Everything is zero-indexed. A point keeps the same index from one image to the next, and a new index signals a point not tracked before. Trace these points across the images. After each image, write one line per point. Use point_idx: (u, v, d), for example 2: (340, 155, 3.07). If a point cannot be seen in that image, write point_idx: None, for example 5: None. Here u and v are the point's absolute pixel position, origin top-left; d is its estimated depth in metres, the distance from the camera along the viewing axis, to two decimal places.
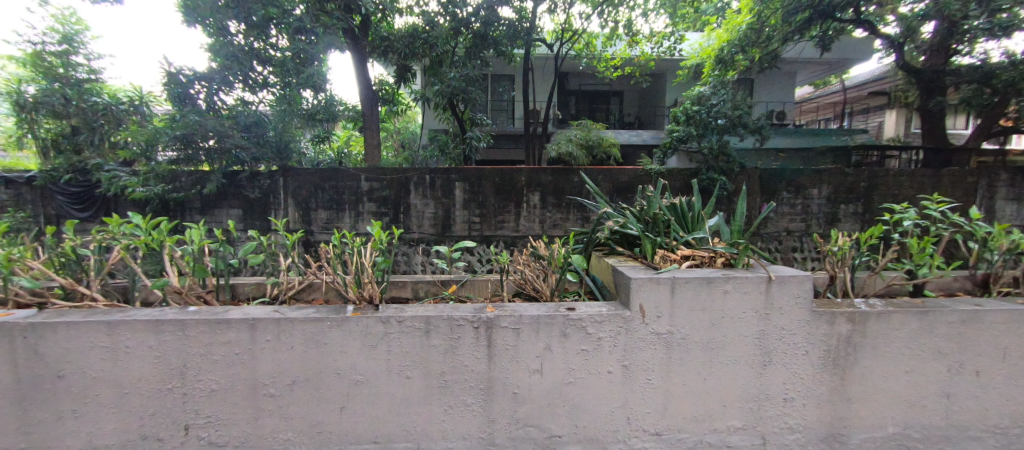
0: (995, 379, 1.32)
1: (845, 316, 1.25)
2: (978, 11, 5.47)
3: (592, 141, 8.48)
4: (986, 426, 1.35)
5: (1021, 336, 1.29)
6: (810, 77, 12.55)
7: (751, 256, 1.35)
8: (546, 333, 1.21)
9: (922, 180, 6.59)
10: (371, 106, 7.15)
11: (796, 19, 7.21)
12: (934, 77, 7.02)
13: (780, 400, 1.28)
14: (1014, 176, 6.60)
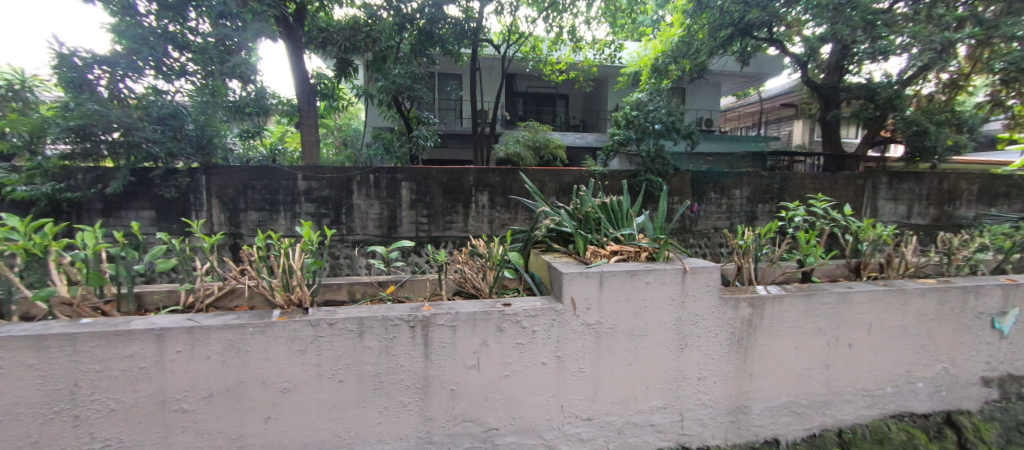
0: (862, 349, 1.56)
1: (746, 300, 1.41)
2: (863, 37, 6.35)
3: (539, 142, 8.70)
4: (856, 390, 1.59)
5: (881, 312, 1.54)
6: (733, 89, 13.80)
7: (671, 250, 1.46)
8: (482, 329, 1.23)
9: (823, 183, 7.55)
10: (308, 102, 6.70)
11: (720, 35, 7.91)
12: (831, 92, 8.05)
13: (695, 379, 1.42)
14: (891, 179, 7.74)
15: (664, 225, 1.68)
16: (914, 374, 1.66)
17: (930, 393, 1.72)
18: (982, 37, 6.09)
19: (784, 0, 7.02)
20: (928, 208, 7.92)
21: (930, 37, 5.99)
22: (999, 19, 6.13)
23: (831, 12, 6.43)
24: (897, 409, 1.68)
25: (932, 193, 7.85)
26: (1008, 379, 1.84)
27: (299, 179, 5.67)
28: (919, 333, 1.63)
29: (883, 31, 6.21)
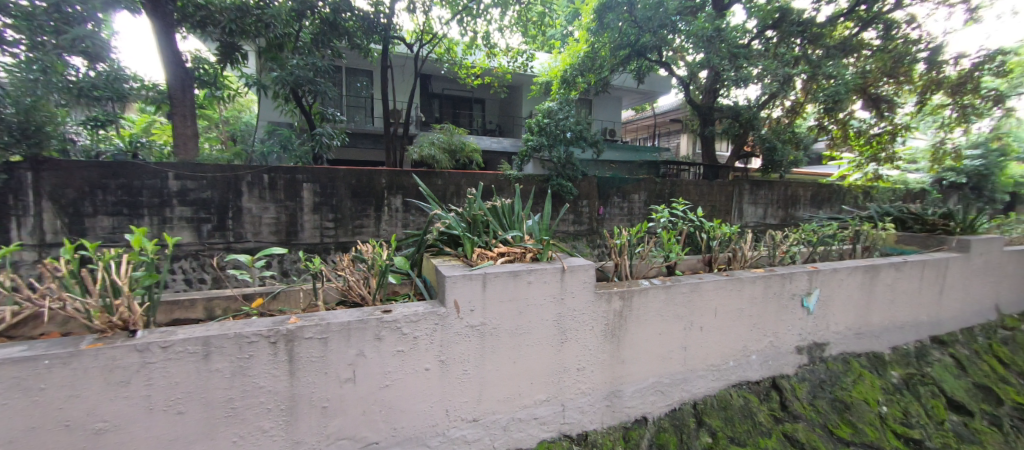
0: (710, 330, 1.83)
1: (618, 294, 1.56)
2: (730, 66, 7.47)
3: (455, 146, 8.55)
4: (707, 366, 1.86)
5: (722, 298, 1.84)
6: (632, 104, 15.17)
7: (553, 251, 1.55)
8: (358, 339, 1.19)
9: (703, 189, 8.82)
10: (181, 87, 5.67)
11: (620, 54, 8.67)
12: (707, 111, 9.39)
13: (574, 370, 1.53)
14: (753, 187, 9.26)
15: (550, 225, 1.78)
16: (750, 348, 2.01)
17: (761, 363, 2.09)
18: (811, 73, 7.58)
19: (670, 28, 7.96)
20: (775, 211, 9.67)
21: (776, 70, 7.30)
22: (821, 61, 7.75)
23: (706, 43, 7.49)
24: (737, 379, 2.01)
25: (779, 199, 9.57)
26: (814, 346, 2.33)
27: (170, 177, 4.88)
28: (751, 314, 1.96)
29: (745, 62, 7.38)
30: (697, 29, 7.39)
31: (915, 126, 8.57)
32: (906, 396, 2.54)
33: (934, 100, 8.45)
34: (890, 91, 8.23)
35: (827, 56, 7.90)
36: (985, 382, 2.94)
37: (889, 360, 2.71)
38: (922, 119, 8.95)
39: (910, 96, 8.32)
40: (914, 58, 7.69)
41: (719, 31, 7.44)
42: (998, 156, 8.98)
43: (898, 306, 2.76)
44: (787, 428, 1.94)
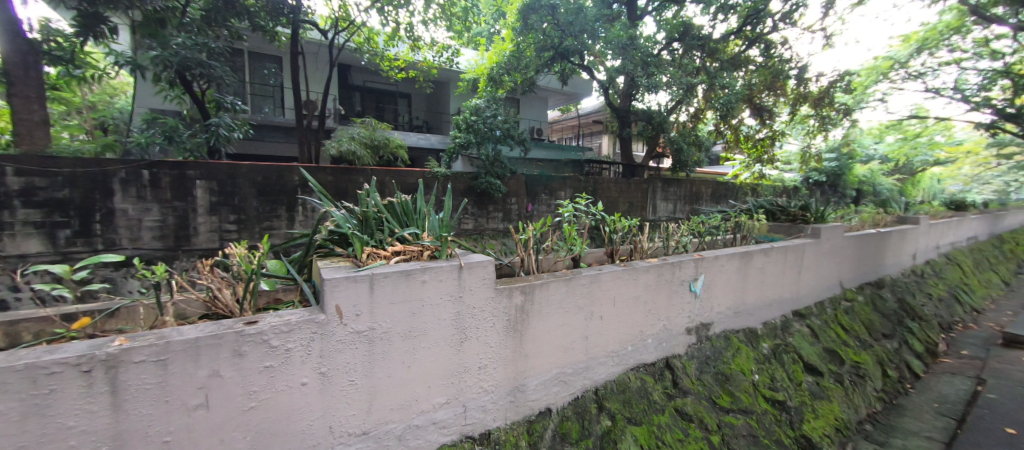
0: (606, 319, 2.04)
1: (518, 289, 1.68)
2: (643, 73, 8.06)
3: (377, 142, 8.00)
4: (607, 353, 2.06)
5: (616, 288, 2.06)
6: (558, 104, 15.76)
7: (451, 247, 1.66)
8: (211, 358, 1.14)
9: (622, 186, 9.56)
10: (23, 63, 4.60)
11: (544, 55, 8.90)
12: (625, 114, 10.12)
13: (476, 369, 1.63)
14: (664, 185, 10.23)
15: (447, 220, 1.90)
16: (646, 333, 2.26)
17: (656, 345, 2.35)
18: (708, 83, 8.49)
19: (590, 34, 8.33)
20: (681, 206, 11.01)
21: (680, 79, 8.09)
22: (717, 73, 8.70)
23: (622, 50, 8.00)
24: (634, 363, 2.23)
25: (685, 195, 10.77)
26: (701, 327, 2.65)
27: (9, 173, 4.06)
28: (646, 300, 2.24)
29: (655, 70, 8.01)
30: (614, 36, 7.86)
31: (789, 133, 10.01)
32: (774, 364, 2.96)
33: (801, 111, 9.92)
34: (772, 102, 9.41)
35: (721, 69, 8.90)
36: (833, 346, 3.55)
37: (762, 334, 3.12)
38: (794, 126, 10.31)
39: (785, 107, 9.67)
40: (788, 74, 8.99)
41: (633, 40, 8.01)
42: (845, 159, 10.95)
43: (767, 286, 3.19)
44: (678, 403, 2.23)
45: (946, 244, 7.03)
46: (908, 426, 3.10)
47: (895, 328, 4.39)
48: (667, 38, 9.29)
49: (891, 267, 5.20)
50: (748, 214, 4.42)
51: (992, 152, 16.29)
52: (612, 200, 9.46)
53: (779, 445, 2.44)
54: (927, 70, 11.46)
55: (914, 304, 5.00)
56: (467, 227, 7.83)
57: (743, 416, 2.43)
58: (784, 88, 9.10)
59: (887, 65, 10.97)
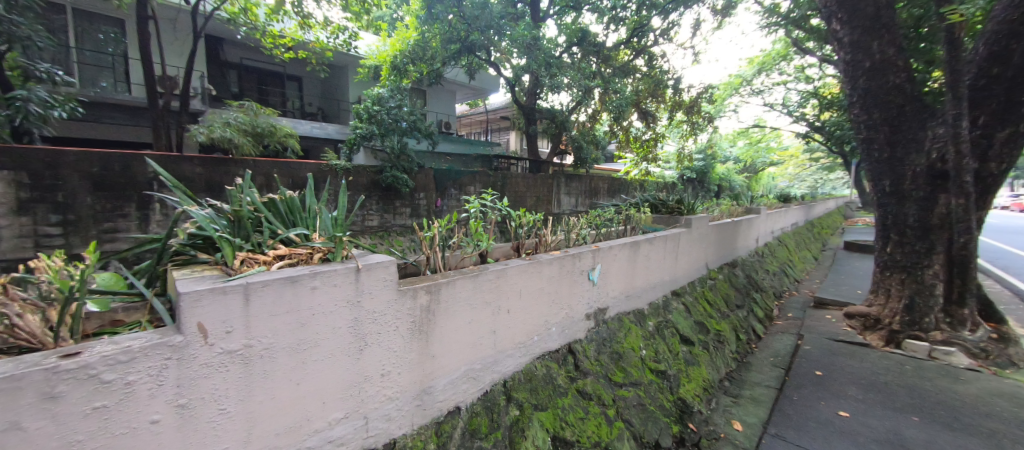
0: (512, 313, 2.08)
1: (423, 289, 1.62)
2: (546, 74, 8.41)
3: (262, 129, 6.98)
4: (514, 345, 2.11)
5: (521, 282, 2.12)
6: (465, 98, 15.84)
7: (347, 248, 1.54)
8: (7, 406, 0.89)
9: (528, 181, 9.97)
10: None
11: (451, 48, 8.72)
12: (530, 112, 10.52)
13: (378, 377, 1.53)
14: (567, 181, 10.97)
15: (342, 218, 1.77)
16: (550, 322, 2.38)
17: (559, 333, 2.48)
18: (603, 87, 9.20)
19: (496, 30, 8.38)
20: (580, 200, 11.89)
21: (579, 81, 8.62)
22: (610, 78, 9.45)
23: (526, 49, 8.24)
24: (540, 351, 2.32)
25: (584, 190, 11.65)
26: (598, 312, 2.88)
27: None
28: (549, 290, 2.35)
29: (557, 71, 8.43)
30: (518, 35, 8.03)
31: (668, 136, 11.38)
32: (657, 339, 3.34)
33: (678, 116, 11.29)
34: (655, 108, 10.61)
35: (613, 75, 9.72)
36: (701, 319, 4.14)
37: (648, 313, 3.51)
38: (671, 130, 11.68)
39: (665, 113, 10.96)
40: (668, 83, 10.19)
41: (536, 41, 8.26)
42: (710, 159, 12.88)
43: (652, 271, 3.58)
44: (579, 385, 2.39)
45: (779, 229, 8.73)
46: (754, 378, 3.77)
47: (745, 300, 5.30)
48: (567, 41, 9.83)
49: (742, 249, 6.26)
50: (636, 207, 4.91)
51: (807, 156, 20.69)
52: (519, 195, 9.80)
53: (662, 410, 2.78)
54: (765, 88, 14.01)
55: (757, 279, 6.10)
56: (372, 224, 7.44)
57: (633, 388, 2.71)
58: (663, 96, 10.33)
59: (738, 82, 13.75)
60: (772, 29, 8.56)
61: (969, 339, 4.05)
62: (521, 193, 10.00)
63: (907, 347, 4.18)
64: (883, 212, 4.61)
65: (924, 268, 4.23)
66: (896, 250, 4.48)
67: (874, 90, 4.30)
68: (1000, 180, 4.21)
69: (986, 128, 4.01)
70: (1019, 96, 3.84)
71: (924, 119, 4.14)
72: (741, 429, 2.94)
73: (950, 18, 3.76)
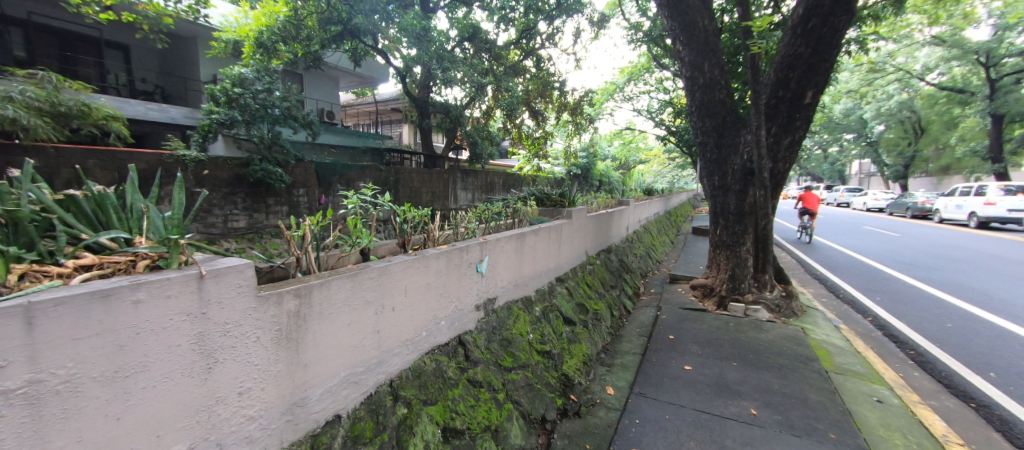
0: (398, 310, 2.02)
1: (291, 292, 1.48)
2: (438, 67, 8.37)
3: (67, 109, 5.50)
4: (402, 343, 2.05)
5: (407, 278, 2.08)
6: (349, 85, 15.02)
7: (187, 252, 1.32)
8: None
9: (424, 177, 10.42)
10: None
11: (331, 29, 8.14)
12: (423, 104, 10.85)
13: (233, 396, 1.34)
14: (462, 176, 11.59)
15: (179, 218, 1.51)
16: (438, 316, 2.37)
17: (448, 326, 2.49)
18: (495, 84, 9.50)
19: (381, 15, 8.12)
20: (477, 194, 12.51)
21: (472, 77, 8.79)
22: (502, 76, 9.78)
23: (417, 40, 8.09)
24: (428, 346, 2.29)
25: (480, 185, 12.44)
26: (487, 302, 2.96)
27: None
28: (436, 285, 2.34)
29: (449, 65, 8.43)
30: (407, 24, 7.81)
31: (556, 135, 12.22)
32: (543, 323, 3.57)
33: (564, 117, 12.21)
34: (543, 108, 11.37)
35: (504, 73, 10.10)
36: (581, 300, 4.55)
37: (535, 299, 3.73)
38: (558, 129, 12.60)
39: (553, 113, 11.76)
40: (554, 85, 11.10)
41: (426, 32, 8.13)
42: (592, 158, 14.20)
43: (537, 260, 3.80)
44: (469, 374, 2.44)
45: (645, 218, 10.08)
46: (624, 348, 4.32)
47: (618, 280, 6.00)
48: (459, 36, 9.85)
49: (616, 236, 7.02)
50: (523, 201, 5.15)
51: (666, 156, 24.28)
52: (414, 190, 10.10)
53: (548, 387, 3.02)
54: (634, 95, 16.01)
55: (628, 262, 6.94)
56: (239, 225, 7.27)
57: (521, 370, 2.87)
58: (550, 97, 11.18)
59: (612, 88, 15.43)
60: (638, 44, 9.84)
61: (770, 298, 5.24)
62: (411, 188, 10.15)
63: (731, 309, 5.22)
64: (713, 202, 5.62)
65: (741, 246, 5.31)
66: (722, 232, 5.52)
67: (705, 102, 5.20)
68: (786, 176, 5.50)
69: (776, 136, 5.19)
70: (795, 113, 5.07)
71: (739, 127, 5.17)
72: (613, 394, 3.36)
73: (753, 48, 4.76)
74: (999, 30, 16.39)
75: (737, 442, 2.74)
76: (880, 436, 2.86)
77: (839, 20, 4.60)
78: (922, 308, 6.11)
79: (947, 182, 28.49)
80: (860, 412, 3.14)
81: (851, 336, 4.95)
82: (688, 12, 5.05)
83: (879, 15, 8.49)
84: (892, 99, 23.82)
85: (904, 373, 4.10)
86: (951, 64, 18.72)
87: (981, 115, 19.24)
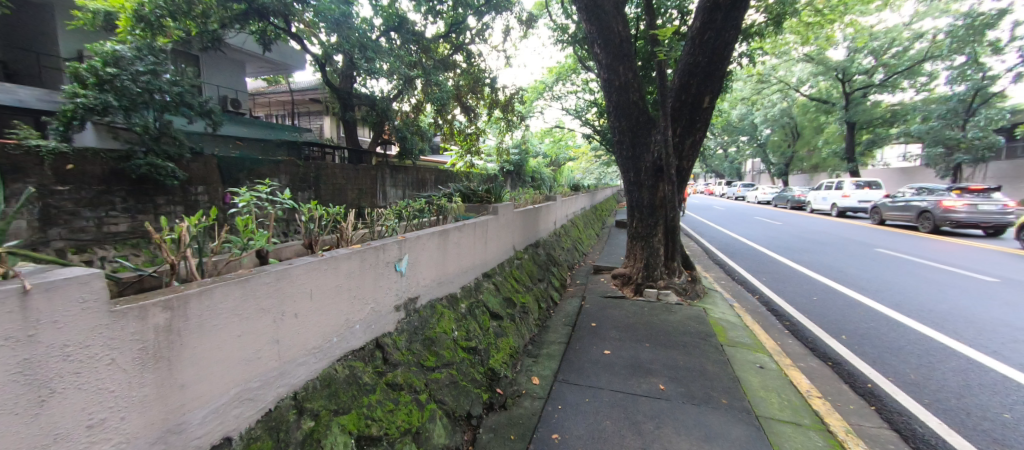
0: (302, 317, 1.89)
1: (159, 305, 1.31)
2: (361, 56, 8.18)
3: None
4: (307, 351, 1.91)
5: (312, 281, 1.94)
6: (257, 70, 13.82)
7: (4, 265, 1.12)
8: None
9: (347, 173, 10.49)
10: None
11: (233, 8, 7.55)
12: (347, 96, 10.88)
13: (81, 431, 1.14)
14: (392, 172, 12.05)
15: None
16: (352, 320, 2.25)
17: (363, 330, 2.37)
18: (424, 78, 9.29)
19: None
20: (407, 190, 12.98)
21: (399, 69, 8.52)
22: (431, 70, 9.59)
23: (336, 25, 7.78)
24: (340, 353, 2.16)
25: (410, 181, 12.83)
26: (408, 302, 2.87)
27: None
28: (348, 287, 2.22)
29: (373, 55, 8.19)
30: (325, 8, 7.53)
31: (488, 131, 12.24)
32: (469, 320, 3.55)
33: (495, 113, 12.27)
34: (475, 104, 11.33)
35: (434, 67, 9.91)
36: (509, 294, 4.62)
37: (461, 296, 3.69)
38: (490, 126, 12.66)
39: (484, 110, 11.78)
40: (485, 81, 10.99)
41: (346, 18, 7.85)
42: (523, 154, 14.41)
43: (462, 256, 3.78)
44: (387, 378, 2.35)
45: (572, 213, 10.52)
46: (550, 338, 4.48)
47: (545, 273, 6.18)
48: (384, 25, 9.43)
49: (543, 231, 7.20)
50: (449, 197, 5.08)
51: (593, 154, 25.63)
52: (337, 187, 10.27)
53: (474, 383, 3.01)
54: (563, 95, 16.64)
55: (555, 255, 7.17)
56: (119, 229, 6.50)
57: (445, 368, 2.83)
58: (481, 93, 11.15)
59: (542, 87, 15.85)
60: (564, 45, 10.26)
61: (677, 283, 5.78)
62: (339, 183, 10.38)
63: (645, 294, 5.66)
64: (629, 196, 6.02)
65: (653, 236, 5.77)
66: (638, 224, 5.96)
67: (621, 103, 5.56)
68: (690, 173, 6.09)
69: (681, 137, 5.71)
70: (697, 117, 5.61)
71: (650, 128, 5.59)
72: (538, 384, 3.47)
73: (660, 55, 5.18)
74: (851, 52, 19.78)
75: (647, 416, 2.98)
76: (760, 397, 3.31)
77: (729, 34, 5.18)
78: (796, 284, 7.18)
79: (816, 178, 33.74)
80: (747, 378, 3.61)
81: (742, 313, 5.65)
82: (604, 17, 5.34)
83: (763, 32, 9.78)
84: (776, 106, 27.56)
85: (781, 341, 4.78)
86: (818, 79, 22.18)
87: (839, 122, 23.08)
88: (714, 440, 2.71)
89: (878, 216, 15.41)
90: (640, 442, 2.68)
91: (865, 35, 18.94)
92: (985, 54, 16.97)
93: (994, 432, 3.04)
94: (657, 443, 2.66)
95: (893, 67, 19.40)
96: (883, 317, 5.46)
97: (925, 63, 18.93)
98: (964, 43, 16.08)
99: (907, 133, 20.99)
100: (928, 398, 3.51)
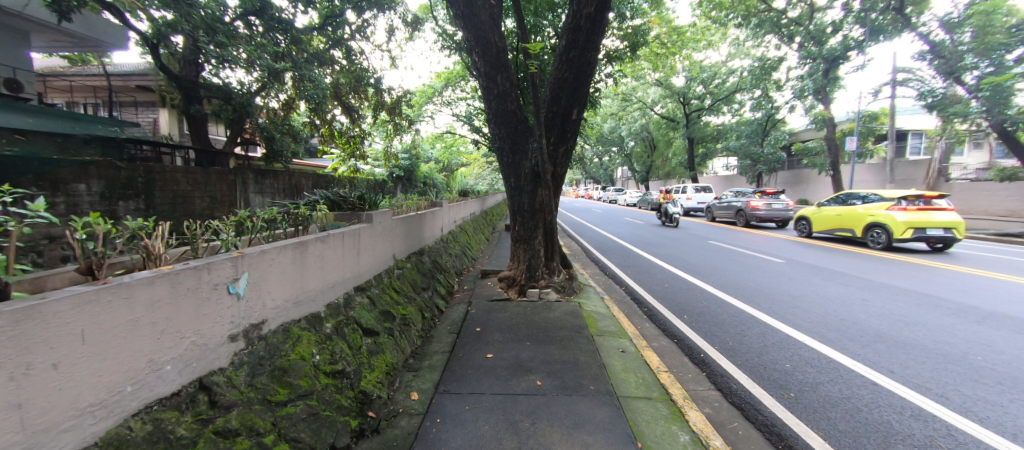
0: (70, 366, 1.46)
1: None
2: (207, 38, 6.96)
3: None
4: (77, 411, 1.48)
5: (88, 318, 1.51)
6: (50, 44, 10.72)
7: None
8: None
9: (194, 178, 8.74)
10: None
11: None
12: (190, 86, 9.16)
13: None
14: (257, 178, 10.59)
15: None
16: (158, 360, 1.82)
17: (179, 370, 1.94)
18: (294, 72, 8.27)
19: None
20: (277, 197, 11.50)
21: (261, 61, 7.45)
22: (302, 64, 8.59)
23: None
24: (140, 404, 1.72)
25: (280, 188, 11.38)
26: (250, 329, 2.44)
27: None
28: (151, 321, 1.79)
29: (225, 41, 7.06)
30: None
31: (373, 134, 11.47)
32: (335, 340, 3.19)
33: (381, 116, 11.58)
34: (358, 105, 10.58)
35: (306, 61, 8.91)
36: (388, 307, 4.30)
37: (326, 315, 3.30)
38: (375, 129, 11.90)
39: (369, 112, 11.04)
40: (368, 81, 10.23)
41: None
42: (414, 160, 13.87)
43: (327, 270, 3.38)
44: (215, 425, 1.95)
45: (460, 219, 10.41)
46: (432, 349, 4.32)
47: (429, 282, 5.96)
48: (240, 8, 8.15)
49: (428, 238, 6.94)
50: (314, 205, 4.52)
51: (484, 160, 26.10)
52: (179, 194, 8.48)
53: (339, 411, 2.70)
54: (453, 101, 16.57)
55: (440, 261, 6.98)
56: None
57: (301, 400, 2.48)
58: (365, 93, 10.39)
59: (430, 91, 15.52)
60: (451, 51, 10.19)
61: (556, 281, 6.15)
62: (183, 190, 8.61)
63: (528, 295, 5.89)
64: (511, 201, 6.18)
65: (533, 239, 6.05)
66: (519, 227, 6.16)
67: (500, 111, 5.68)
68: (564, 178, 6.54)
69: (555, 145, 6.11)
70: (567, 128, 6.05)
71: (527, 136, 5.85)
72: (416, 399, 3.29)
73: (533, 67, 5.44)
74: (688, 80, 23.81)
75: (525, 413, 3.05)
76: (621, 379, 3.67)
77: (591, 54, 5.68)
78: (653, 275, 8.26)
79: (669, 184, 39.81)
80: (610, 364, 3.97)
81: (610, 304, 6.27)
82: (480, 26, 5.40)
83: (624, 57, 11.11)
84: (636, 122, 31.75)
85: (640, 326, 5.42)
86: (666, 101, 26.18)
87: (683, 138, 27.60)
88: (581, 426, 2.89)
89: (712, 214, 18.81)
90: (515, 441, 2.72)
91: (697, 68, 22.98)
92: (774, 90, 22.10)
93: (781, 379, 3.88)
94: (531, 439, 2.74)
95: (716, 95, 24.01)
96: (715, 297, 6.61)
97: (737, 94, 23.89)
98: (760, 81, 20.69)
99: (728, 148, 26.13)
100: (740, 360, 4.32)
